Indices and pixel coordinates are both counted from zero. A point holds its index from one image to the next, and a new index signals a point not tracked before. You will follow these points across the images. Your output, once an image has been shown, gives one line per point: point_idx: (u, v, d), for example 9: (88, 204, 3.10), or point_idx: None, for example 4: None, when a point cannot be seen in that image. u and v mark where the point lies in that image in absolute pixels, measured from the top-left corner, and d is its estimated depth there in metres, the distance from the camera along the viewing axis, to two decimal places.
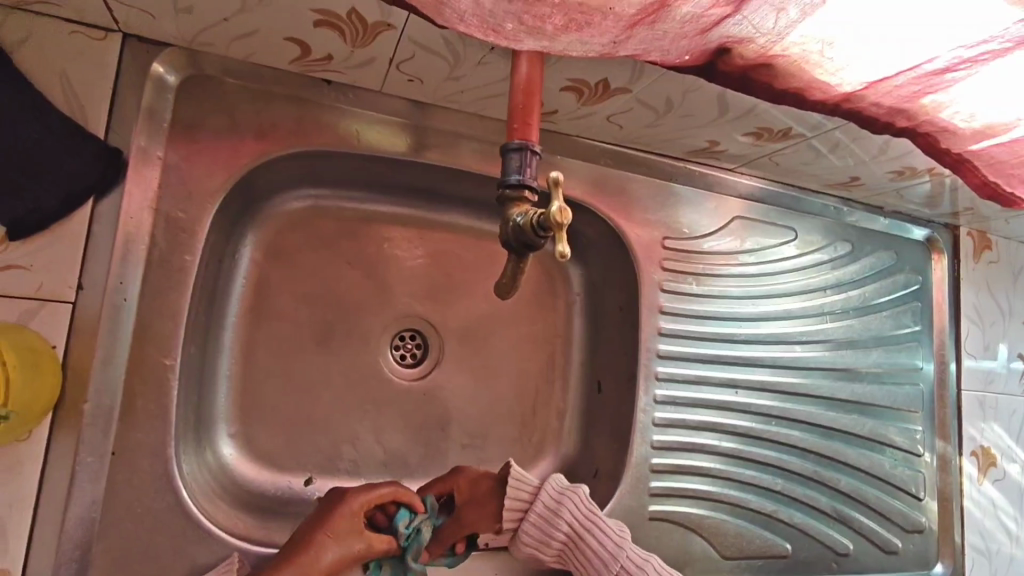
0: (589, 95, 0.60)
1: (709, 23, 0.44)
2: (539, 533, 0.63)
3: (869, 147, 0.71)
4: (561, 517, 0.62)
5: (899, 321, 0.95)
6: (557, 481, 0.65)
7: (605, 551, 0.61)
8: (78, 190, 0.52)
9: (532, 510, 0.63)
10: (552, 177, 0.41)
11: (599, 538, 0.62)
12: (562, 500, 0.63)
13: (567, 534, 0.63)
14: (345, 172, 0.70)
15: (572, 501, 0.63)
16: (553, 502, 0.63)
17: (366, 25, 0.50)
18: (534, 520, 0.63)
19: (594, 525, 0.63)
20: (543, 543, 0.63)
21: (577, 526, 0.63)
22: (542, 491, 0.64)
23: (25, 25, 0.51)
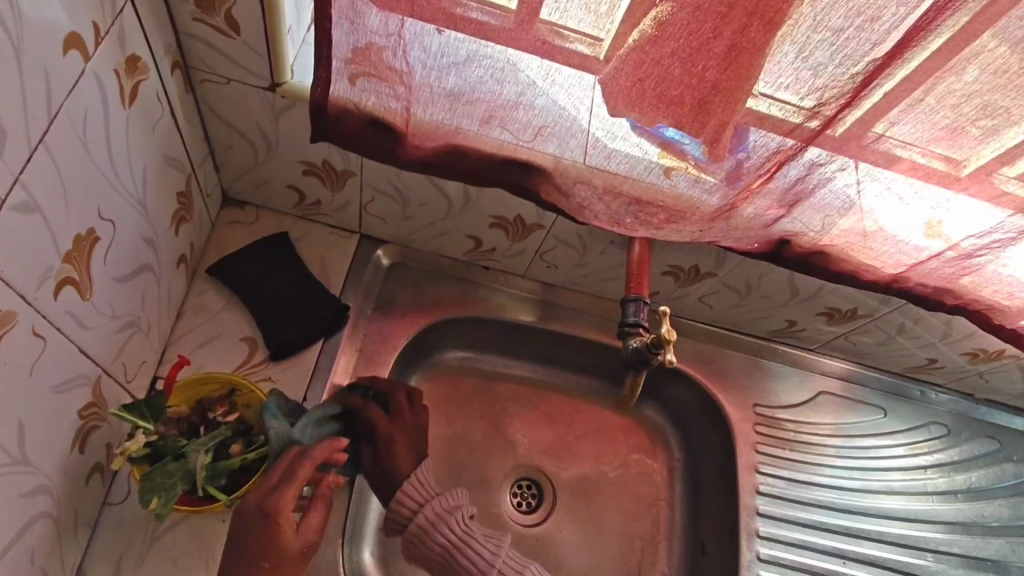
0: (683, 278, 0.78)
1: (771, 220, 0.64)
2: (421, 547, 0.60)
3: (935, 329, 0.82)
4: (433, 534, 0.59)
5: (1019, 511, 0.92)
6: (444, 494, 0.61)
7: (482, 561, 0.58)
8: (317, 331, 0.73)
9: (411, 524, 0.60)
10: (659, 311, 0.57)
11: (477, 550, 0.58)
12: (438, 501, 0.60)
13: (445, 543, 0.59)
14: (487, 337, 0.89)
15: (452, 502, 0.61)
16: (442, 507, 0.60)
17: (524, 226, 0.73)
18: (416, 538, 0.60)
19: (469, 542, 0.59)
20: (428, 557, 0.60)
21: (451, 534, 0.59)
22: (420, 509, 0.60)
23: (305, 228, 0.79)
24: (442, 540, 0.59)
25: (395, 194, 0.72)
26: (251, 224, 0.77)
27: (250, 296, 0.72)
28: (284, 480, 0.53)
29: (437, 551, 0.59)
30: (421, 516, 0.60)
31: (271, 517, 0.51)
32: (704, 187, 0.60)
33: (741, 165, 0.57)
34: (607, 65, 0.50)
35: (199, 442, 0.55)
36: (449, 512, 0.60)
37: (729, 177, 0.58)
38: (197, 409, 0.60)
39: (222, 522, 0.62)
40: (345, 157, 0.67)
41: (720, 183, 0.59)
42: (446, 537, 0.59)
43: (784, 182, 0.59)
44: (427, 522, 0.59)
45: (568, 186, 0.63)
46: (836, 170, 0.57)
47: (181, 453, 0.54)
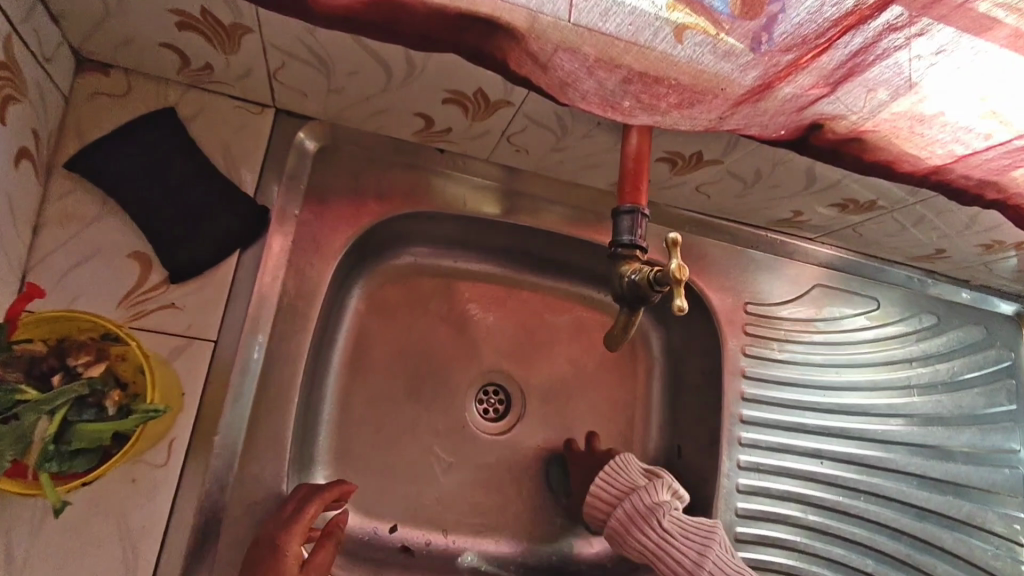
0: (682, 165, 0.64)
1: (808, 102, 0.49)
2: (636, 534, 0.66)
3: (958, 222, 0.72)
4: (645, 517, 0.66)
5: (991, 397, 0.91)
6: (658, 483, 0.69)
7: (686, 555, 0.63)
8: (229, 243, 0.59)
9: (626, 504, 0.68)
10: (669, 239, 0.42)
11: (674, 545, 0.64)
12: (656, 497, 0.67)
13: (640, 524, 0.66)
14: (446, 233, 0.76)
15: (657, 494, 0.67)
16: (638, 501, 0.67)
17: (488, 102, 0.56)
18: (624, 516, 0.68)
19: (667, 526, 0.64)
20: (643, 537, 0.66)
21: (660, 523, 0.65)
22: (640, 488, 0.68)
23: (198, 101, 0.60)
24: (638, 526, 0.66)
25: (314, 60, 0.53)
26: (121, 98, 0.58)
27: (133, 199, 0.56)
28: (290, 514, 0.56)
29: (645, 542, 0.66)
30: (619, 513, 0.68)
31: (277, 548, 0.53)
32: (715, 49, 0.42)
33: (796, 34, 0.40)
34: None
35: (44, 402, 0.41)
36: (648, 508, 0.66)
37: (756, 43, 0.41)
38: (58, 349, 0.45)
39: (131, 482, 0.53)
40: (232, 5, 0.47)
41: (743, 50, 0.42)
42: (648, 525, 0.65)
43: (844, 54, 0.42)
44: (631, 513, 0.67)
45: (546, 55, 0.45)
46: (913, 34, 0.42)
47: (17, 413, 0.41)
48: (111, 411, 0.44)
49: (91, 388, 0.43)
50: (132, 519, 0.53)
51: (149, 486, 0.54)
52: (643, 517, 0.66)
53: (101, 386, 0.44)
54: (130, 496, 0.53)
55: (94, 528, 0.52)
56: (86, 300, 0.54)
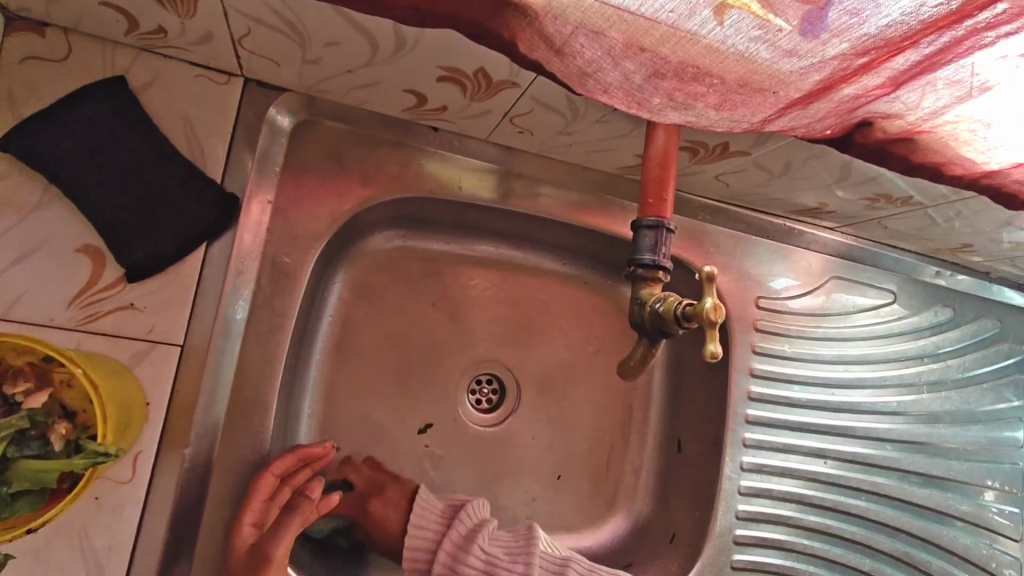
0: (704, 155, 0.57)
1: (863, 102, 0.42)
2: None
3: (993, 220, 0.67)
4: (473, 548, 0.58)
5: (1000, 393, 0.88)
6: (476, 505, 0.63)
7: None
8: (194, 235, 0.52)
9: (448, 539, 0.60)
10: (704, 271, 0.38)
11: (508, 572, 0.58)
12: (484, 526, 0.61)
13: (482, 559, 0.58)
14: (438, 215, 0.69)
15: (486, 534, 0.60)
16: (456, 537, 0.60)
17: (490, 82, 0.49)
18: (449, 551, 0.59)
19: (500, 559, 0.58)
20: None
21: (490, 554, 0.59)
22: (459, 517, 0.61)
23: (152, 68, 0.52)
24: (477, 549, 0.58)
25: (287, 28, 0.45)
26: (61, 64, 0.49)
27: (81, 186, 0.48)
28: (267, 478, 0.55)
29: None
30: (442, 551, 0.59)
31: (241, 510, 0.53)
32: (774, 44, 0.35)
33: (880, 36, 0.34)
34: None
35: None
36: (469, 536, 0.60)
37: (809, 26, 0.34)
38: None
39: (93, 501, 0.47)
40: None
41: (801, 41, 0.35)
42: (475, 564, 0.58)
43: (914, 57, 0.36)
44: (451, 552, 0.59)
45: (564, 38, 0.37)
46: (1006, 33, 0.35)
47: None
48: (55, 449, 0.38)
49: (30, 420, 0.37)
50: (95, 541, 0.47)
51: (113, 504, 0.48)
52: (480, 552, 0.59)
53: (43, 418, 0.38)
54: (92, 516, 0.47)
55: (51, 552, 0.46)
56: (29, 301, 0.47)
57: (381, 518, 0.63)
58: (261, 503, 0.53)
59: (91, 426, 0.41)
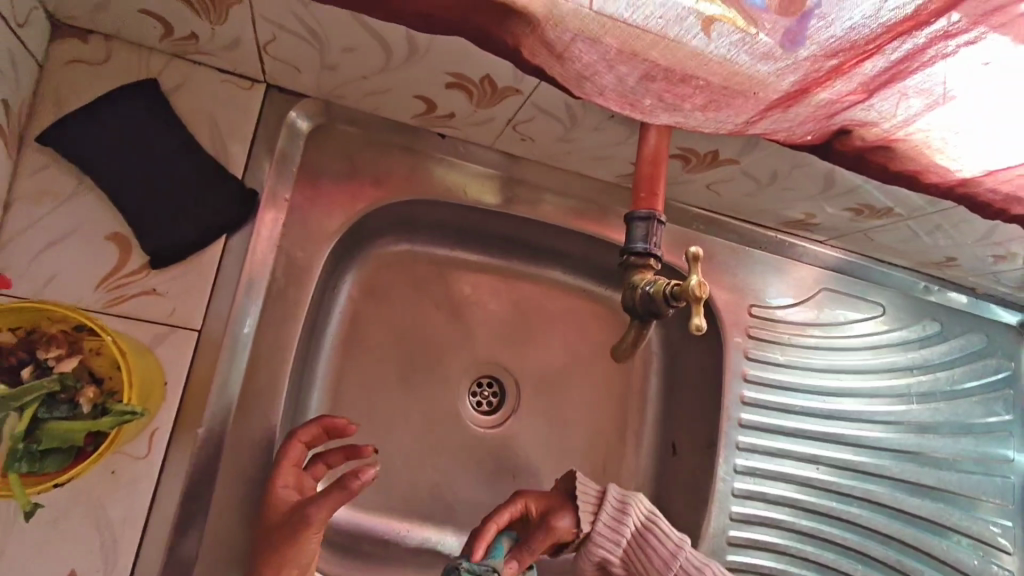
0: (695, 163, 0.61)
1: (840, 108, 0.45)
2: (608, 539, 0.65)
3: (973, 233, 0.70)
4: (628, 519, 0.66)
5: (989, 406, 0.90)
6: (615, 486, 0.68)
7: (666, 552, 0.65)
8: (215, 226, 0.55)
9: (602, 513, 0.65)
10: (689, 252, 0.40)
11: (658, 541, 0.65)
12: (635, 502, 0.67)
13: (631, 532, 0.66)
14: (444, 218, 0.73)
15: (640, 507, 0.67)
16: (614, 508, 0.66)
17: (495, 88, 0.53)
18: (606, 527, 0.65)
19: (655, 528, 0.66)
20: (610, 548, 0.65)
21: (654, 531, 0.66)
22: (606, 496, 0.66)
23: (182, 72, 0.56)
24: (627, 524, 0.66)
25: (309, 35, 0.49)
26: (100, 68, 0.53)
27: (113, 177, 0.52)
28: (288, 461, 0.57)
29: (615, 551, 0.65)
30: (602, 522, 0.65)
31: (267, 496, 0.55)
32: (752, 48, 0.39)
33: (846, 39, 0.38)
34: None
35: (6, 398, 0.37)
36: (621, 509, 0.66)
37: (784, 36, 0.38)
38: (27, 344, 0.41)
39: (110, 474, 0.50)
40: None
41: (776, 48, 0.39)
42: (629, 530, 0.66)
43: (884, 62, 0.40)
44: (613, 519, 0.65)
45: (563, 45, 0.41)
46: (963, 43, 0.39)
47: None
48: (82, 409, 0.41)
49: (62, 383, 0.40)
50: (111, 514, 0.49)
51: (128, 478, 0.50)
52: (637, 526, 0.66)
53: (73, 381, 0.41)
54: (109, 488, 0.49)
55: (69, 521, 0.48)
56: (60, 283, 0.50)
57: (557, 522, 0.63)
58: (289, 462, 0.57)
59: (118, 392, 0.43)
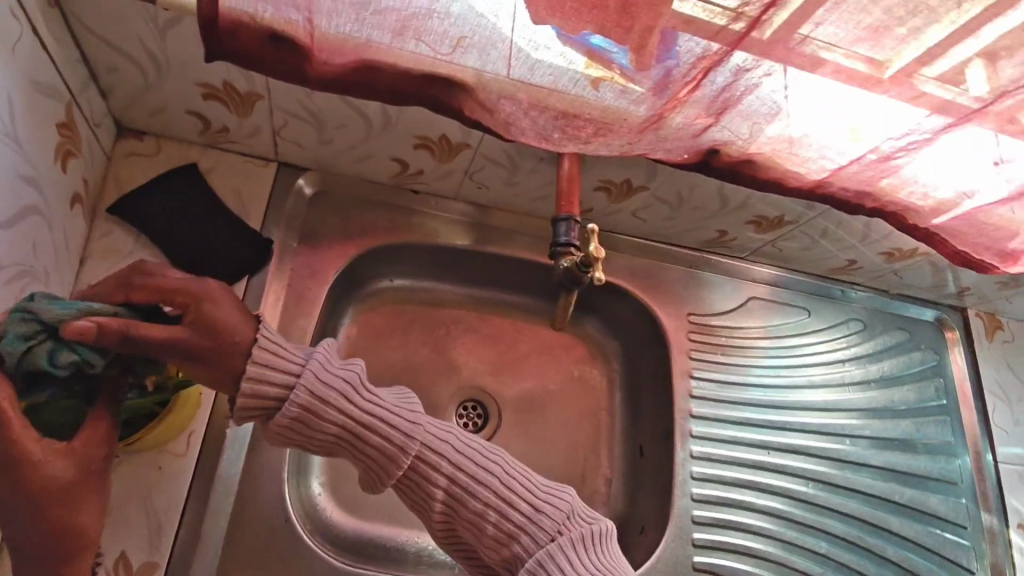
0: (616, 193, 0.78)
1: (698, 129, 0.62)
2: (301, 429, 0.51)
3: (855, 232, 0.86)
4: (330, 397, 0.51)
5: (924, 393, 1.00)
6: (322, 353, 0.53)
7: (397, 435, 0.52)
8: (239, 270, 0.70)
9: (299, 394, 0.50)
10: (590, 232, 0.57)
11: (405, 426, 0.53)
12: (352, 375, 0.53)
13: (357, 414, 0.52)
14: (424, 261, 0.88)
15: (351, 379, 0.53)
16: (346, 385, 0.52)
17: (451, 145, 0.71)
18: (297, 412, 0.50)
19: (380, 405, 0.53)
20: (308, 435, 0.52)
21: (397, 418, 0.53)
22: (309, 372, 0.51)
23: (214, 158, 0.73)
24: (335, 409, 0.51)
25: (310, 118, 0.67)
26: (152, 157, 0.70)
27: (161, 235, 0.67)
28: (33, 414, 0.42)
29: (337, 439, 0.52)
30: (300, 401, 0.50)
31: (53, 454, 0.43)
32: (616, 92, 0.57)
33: (670, 73, 0.55)
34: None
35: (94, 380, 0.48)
36: (359, 387, 0.53)
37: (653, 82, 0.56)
38: None
39: (157, 469, 0.61)
40: (248, 77, 0.61)
41: (647, 92, 0.57)
42: (360, 409, 0.52)
43: (711, 90, 0.57)
44: (329, 398, 0.51)
45: (492, 102, 0.59)
46: (762, 75, 0.56)
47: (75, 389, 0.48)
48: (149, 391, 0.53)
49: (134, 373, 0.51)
50: (156, 502, 0.60)
51: (170, 473, 0.62)
52: (373, 403, 0.53)
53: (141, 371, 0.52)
54: (154, 482, 0.61)
55: (125, 508, 0.59)
56: None
57: (219, 318, 0.49)
58: (18, 426, 0.41)
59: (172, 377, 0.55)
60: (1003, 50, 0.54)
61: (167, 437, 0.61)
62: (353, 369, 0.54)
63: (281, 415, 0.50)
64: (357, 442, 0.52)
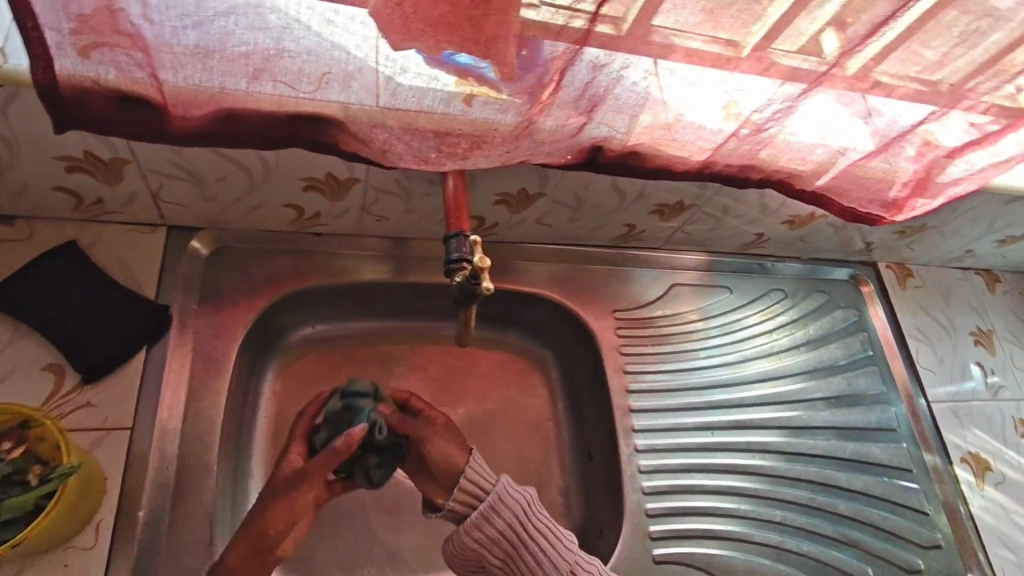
0: (515, 204, 0.79)
1: (575, 128, 0.63)
2: (489, 544, 0.63)
3: (753, 205, 0.89)
4: (502, 516, 0.63)
5: (850, 349, 1.04)
6: (508, 479, 0.66)
7: (547, 554, 0.63)
8: (134, 342, 0.67)
9: (479, 510, 0.63)
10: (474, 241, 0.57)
11: (541, 548, 0.64)
12: (517, 497, 0.65)
13: (512, 538, 0.63)
14: (340, 304, 0.86)
15: (523, 501, 0.65)
16: (517, 513, 0.64)
17: (340, 181, 0.70)
18: (473, 531, 0.63)
19: (532, 529, 0.64)
20: (484, 546, 0.63)
21: (534, 533, 0.64)
22: (494, 494, 0.64)
23: (95, 232, 0.71)
24: (509, 527, 0.63)
25: (186, 176, 0.65)
26: (26, 241, 0.68)
27: (45, 320, 0.65)
28: None
29: (486, 557, 0.64)
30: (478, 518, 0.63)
31: None
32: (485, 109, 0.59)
33: (528, 79, 0.56)
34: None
35: None
36: (525, 512, 0.64)
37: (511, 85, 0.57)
38: None
39: (63, 567, 0.57)
40: (108, 143, 0.59)
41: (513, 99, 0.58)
42: (511, 534, 0.63)
43: (573, 89, 0.59)
44: (510, 511, 0.63)
45: (364, 132, 0.59)
46: (619, 69, 0.58)
47: None
48: (32, 483, 0.52)
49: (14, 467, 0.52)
50: None
51: (80, 568, 0.58)
52: (517, 524, 0.64)
53: (22, 464, 0.52)
54: None
55: None
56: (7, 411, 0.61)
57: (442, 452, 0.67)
58: None
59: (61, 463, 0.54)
60: (848, 17, 0.57)
61: (69, 534, 0.58)
62: (523, 497, 0.65)
63: (462, 532, 0.64)
64: (513, 559, 0.63)
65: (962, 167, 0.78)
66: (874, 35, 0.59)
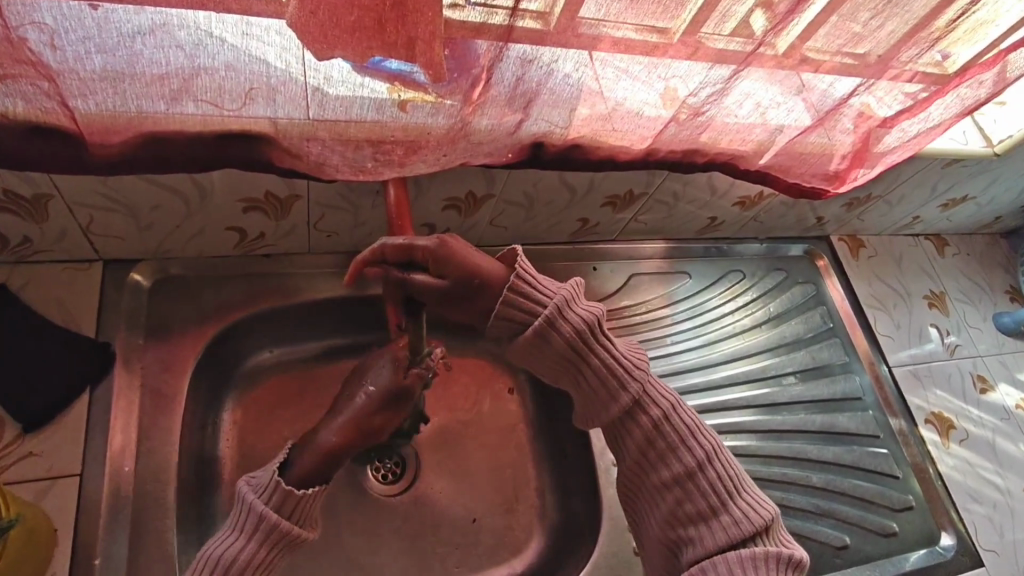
0: (465, 208, 0.78)
1: (511, 126, 0.63)
2: (549, 352, 0.61)
3: (702, 188, 0.89)
4: (573, 324, 0.60)
5: (811, 323, 1.05)
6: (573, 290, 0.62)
7: (621, 374, 0.63)
8: (76, 386, 0.65)
9: (547, 313, 0.59)
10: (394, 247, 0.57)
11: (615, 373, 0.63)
12: (593, 314, 0.62)
13: (577, 344, 0.61)
14: (296, 325, 0.84)
15: (589, 312, 0.62)
16: (580, 325, 0.61)
17: (281, 200, 0.68)
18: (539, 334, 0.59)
19: (610, 352, 0.63)
20: (548, 359, 0.62)
21: (601, 352, 0.62)
22: (558, 299, 0.60)
23: (26, 273, 0.67)
24: (594, 352, 0.62)
25: (117, 207, 0.63)
26: None
27: None
28: None
29: (545, 368, 0.63)
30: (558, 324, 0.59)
31: None
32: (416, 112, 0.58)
33: (455, 77, 0.55)
34: (290, 5, 0.47)
35: None
36: (590, 331, 0.61)
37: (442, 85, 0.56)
38: None
39: None
40: (27, 179, 0.56)
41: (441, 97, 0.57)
42: (586, 351, 0.61)
43: (504, 87, 0.59)
44: (575, 334, 0.60)
45: (297, 146, 0.58)
46: (549, 63, 0.58)
47: None
48: None
49: None
50: None
51: None
52: (586, 339, 0.61)
53: None
54: None
55: None
56: None
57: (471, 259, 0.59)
58: None
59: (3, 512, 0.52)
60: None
61: None
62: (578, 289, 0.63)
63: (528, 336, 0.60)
64: (583, 370, 0.62)
65: (896, 136, 0.80)
66: (795, 12, 0.60)
